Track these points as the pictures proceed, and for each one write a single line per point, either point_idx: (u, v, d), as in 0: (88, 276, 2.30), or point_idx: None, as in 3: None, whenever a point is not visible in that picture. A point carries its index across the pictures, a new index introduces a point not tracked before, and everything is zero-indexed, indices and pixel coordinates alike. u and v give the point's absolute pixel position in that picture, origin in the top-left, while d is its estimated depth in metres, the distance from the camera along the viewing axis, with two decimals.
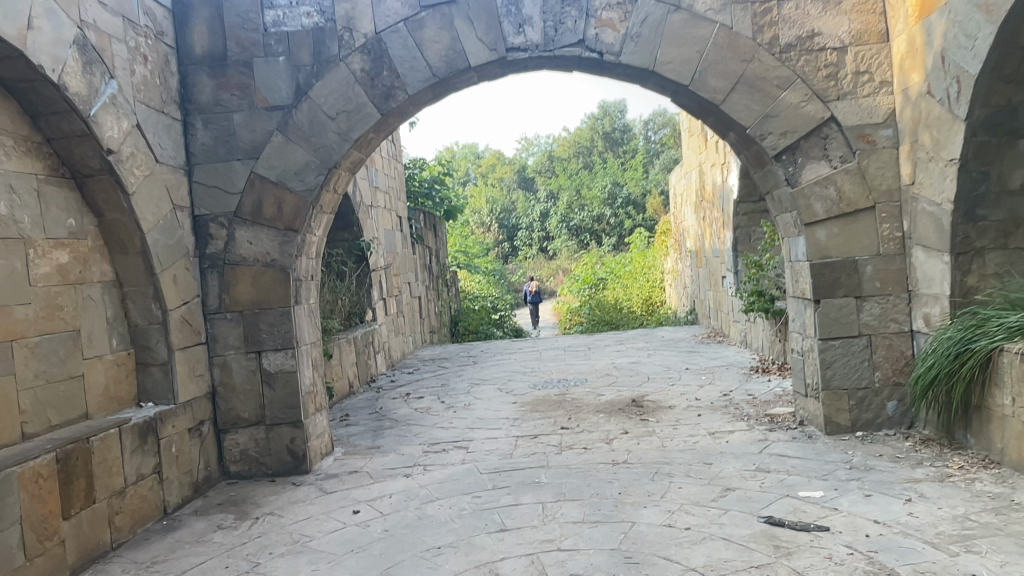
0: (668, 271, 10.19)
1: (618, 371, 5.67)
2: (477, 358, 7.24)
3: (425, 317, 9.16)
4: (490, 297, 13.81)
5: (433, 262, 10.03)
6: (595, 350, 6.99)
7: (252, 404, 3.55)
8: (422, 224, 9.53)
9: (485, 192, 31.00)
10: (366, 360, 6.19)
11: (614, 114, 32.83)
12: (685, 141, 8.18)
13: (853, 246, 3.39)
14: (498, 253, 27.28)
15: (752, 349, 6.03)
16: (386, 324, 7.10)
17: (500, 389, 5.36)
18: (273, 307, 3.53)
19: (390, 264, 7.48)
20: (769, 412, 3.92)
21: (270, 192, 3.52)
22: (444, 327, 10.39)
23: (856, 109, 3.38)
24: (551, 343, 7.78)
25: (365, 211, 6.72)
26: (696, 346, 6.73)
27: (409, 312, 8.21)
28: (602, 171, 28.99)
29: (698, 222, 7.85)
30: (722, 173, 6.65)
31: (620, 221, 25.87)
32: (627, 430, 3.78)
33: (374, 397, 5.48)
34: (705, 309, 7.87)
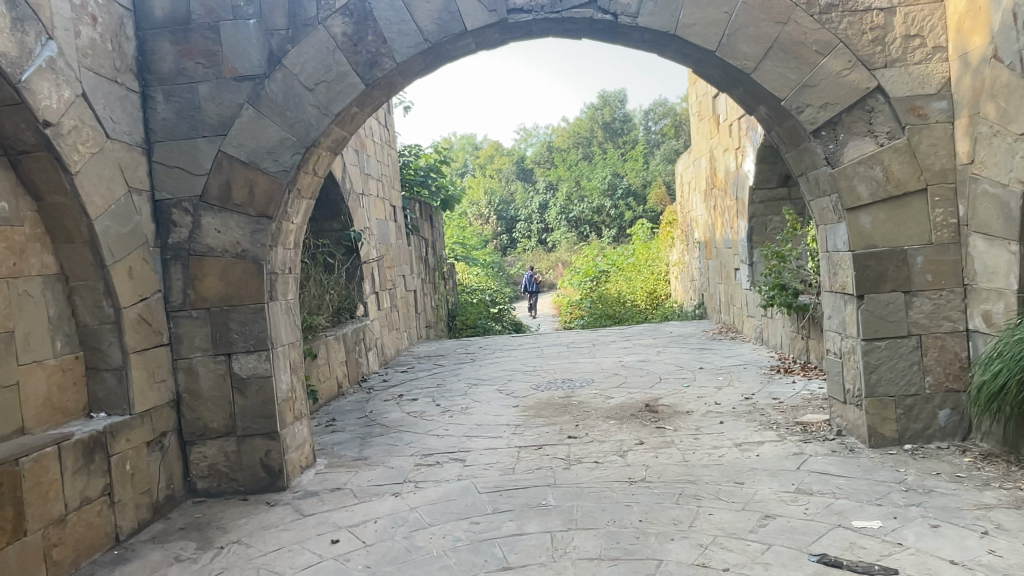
0: (674, 263, 9.80)
1: (627, 371, 5.27)
2: (475, 355, 6.84)
3: (421, 312, 8.76)
4: (488, 290, 13.40)
5: (429, 254, 9.62)
6: (601, 347, 6.58)
7: (221, 413, 3.15)
8: (417, 214, 9.11)
9: (483, 184, 30.54)
10: (356, 358, 5.78)
11: (614, 104, 32.37)
12: (694, 126, 7.77)
13: (901, 234, 2.99)
14: (496, 245, 26.85)
15: (769, 347, 5.63)
16: (379, 319, 6.70)
17: (500, 390, 4.95)
18: (244, 304, 3.12)
19: (383, 255, 7.06)
20: (800, 419, 3.52)
21: (240, 174, 3.10)
22: (441, 321, 9.98)
23: (906, 78, 2.97)
24: (553, 339, 7.38)
25: (356, 199, 6.30)
26: (708, 343, 6.33)
27: (403, 306, 7.80)
28: (602, 162, 28.56)
29: (708, 211, 7.46)
30: (736, 159, 6.25)
31: (621, 213, 25.46)
32: (643, 440, 3.38)
33: (364, 400, 5.07)
34: (715, 304, 7.48)
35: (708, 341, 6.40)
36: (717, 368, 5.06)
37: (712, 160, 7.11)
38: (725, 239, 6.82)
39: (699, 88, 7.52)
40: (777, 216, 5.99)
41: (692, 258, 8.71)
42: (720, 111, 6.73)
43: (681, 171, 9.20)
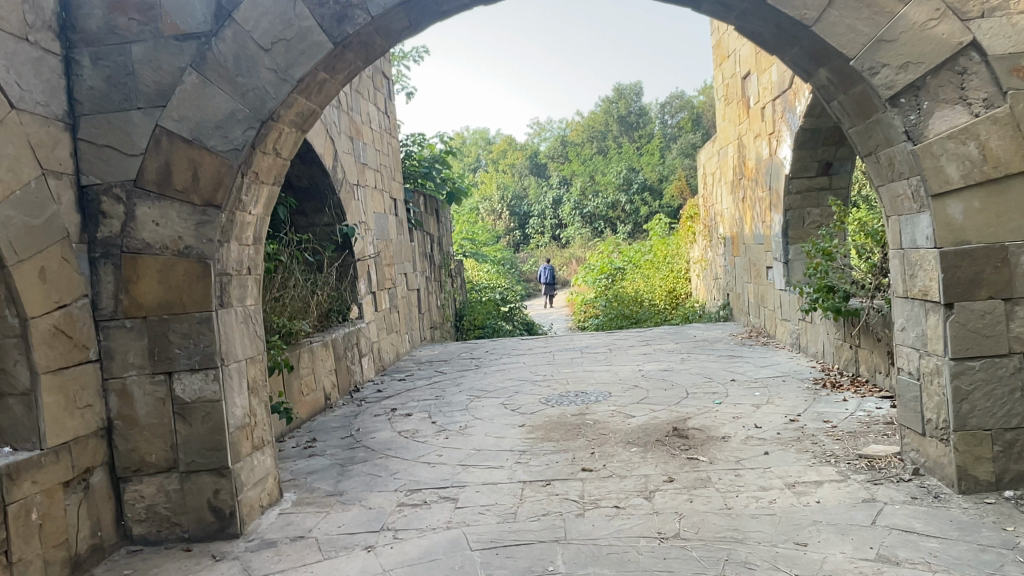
0: (695, 260, 9.17)
1: (650, 382, 4.67)
2: (481, 360, 6.27)
3: (425, 312, 8.20)
4: (499, 288, 12.82)
5: (435, 250, 9.07)
6: (619, 353, 5.99)
7: (162, 444, 2.60)
8: (421, 208, 8.54)
9: (496, 179, 29.96)
10: (348, 366, 5.23)
11: (630, 97, 31.63)
12: (719, 110, 7.16)
13: (1001, 226, 2.38)
14: (509, 242, 26.26)
15: (809, 355, 5.01)
16: (375, 322, 6.15)
17: (505, 405, 4.38)
18: (188, 312, 2.57)
19: (381, 252, 6.51)
20: (863, 450, 2.92)
21: (182, 153, 2.55)
22: (448, 322, 9.42)
23: (1009, 30, 2.32)
24: (566, 342, 6.79)
25: (350, 191, 5.74)
26: (737, 349, 5.72)
27: (405, 306, 7.25)
28: (617, 156, 27.86)
29: (735, 204, 6.84)
30: (769, 144, 5.63)
31: (636, 208, 24.78)
32: (673, 477, 2.79)
33: (353, 414, 4.52)
34: (743, 305, 6.86)
35: (738, 347, 5.78)
36: (751, 381, 4.45)
37: (740, 146, 6.49)
38: (756, 233, 6.21)
39: (725, 68, 6.89)
40: (817, 208, 5.38)
41: (716, 255, 8.09)
42: (750, 93, 6.11)
43: (704, 160, 8.57)
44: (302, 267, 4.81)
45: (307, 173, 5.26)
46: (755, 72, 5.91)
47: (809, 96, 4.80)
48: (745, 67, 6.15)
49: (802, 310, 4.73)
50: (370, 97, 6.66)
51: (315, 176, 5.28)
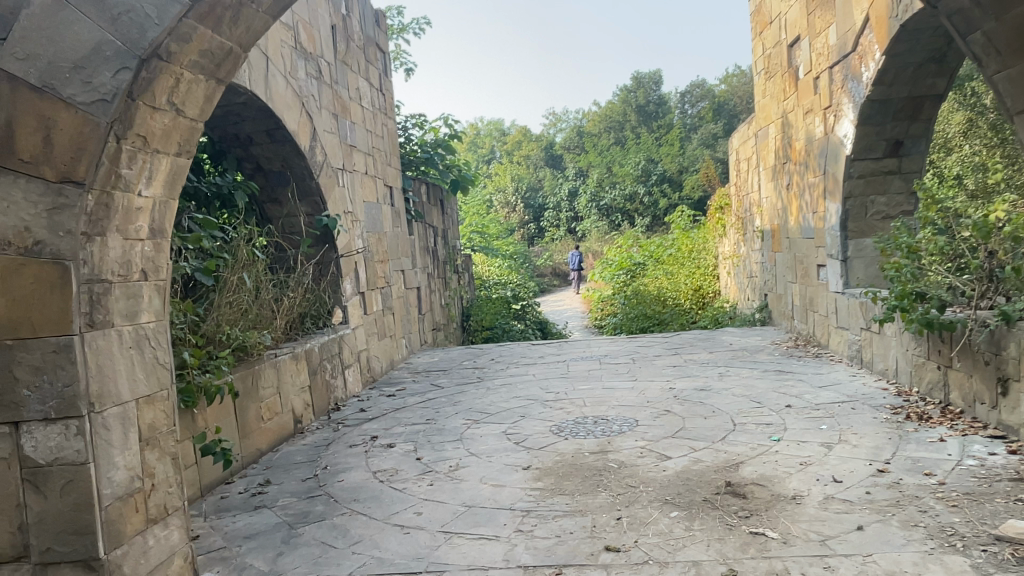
0: (726, 255, 8.32)
1: (687, 405, 3.84)
2: (484, 371, 5.47)
3: (426, 313, 7.42)
4: (510, 285, 12.01)
5: (439, 244, 8.28)
6: (644, 364, 5.16)
7: (6, 525, 1.81)
8: (423, 198, 7.75)
9: (510, 171, 29.13)
10: (326, 380, 4.46)
11: (649, 86, 30.60)
12: (758, 87, 6.28)
13: None
14: (523, 235, 25.42)
15: (875, 372, 4.16)
16: (364, 327, 5.37)
17: (506, 435, 3.58)
18: (40, 337, 1.77)
19: (373, 247, 5.72)
20: (1000, 530, 2.08)
21: (28, 105, 1.70)
22: (453, 322, 8.63)
23: None
24: (583, 350, 5.98)
25: (333, 176, 4.95)
26: (784, 361, 4.87)
27: (402, 307, 6.46)
28: (636, 147, 26.90)
29: (776, 192, 5.98)
30: (824, 121, 4.77)
31: (655, 200, 23.83)
32: (735, 570, 1.97)
33: (324, 444, 3.74)
34: (786, 308, 6.00)
35: (784, 359, 4.92)
36: (811, 407, 3.62)
37: (785, 126, 5.62)
38: (803, 226, 5.36)
39: (766, 37, 6.00)
40: (882, 196, 4.53)
41: (751, 250, 7.23)
42: (798, 62, 5.22)
43: (738, 145, 7.68)
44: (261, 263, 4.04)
45: (279, 154, 4.47)
46: (806, 36, 5.02)
47: (878, 58, 3.92)
48: (792, 32, 5.26)
49: (874, 319, 3.88)
50: (361, 71, 5.86)
51: (287, 157, 4.49)
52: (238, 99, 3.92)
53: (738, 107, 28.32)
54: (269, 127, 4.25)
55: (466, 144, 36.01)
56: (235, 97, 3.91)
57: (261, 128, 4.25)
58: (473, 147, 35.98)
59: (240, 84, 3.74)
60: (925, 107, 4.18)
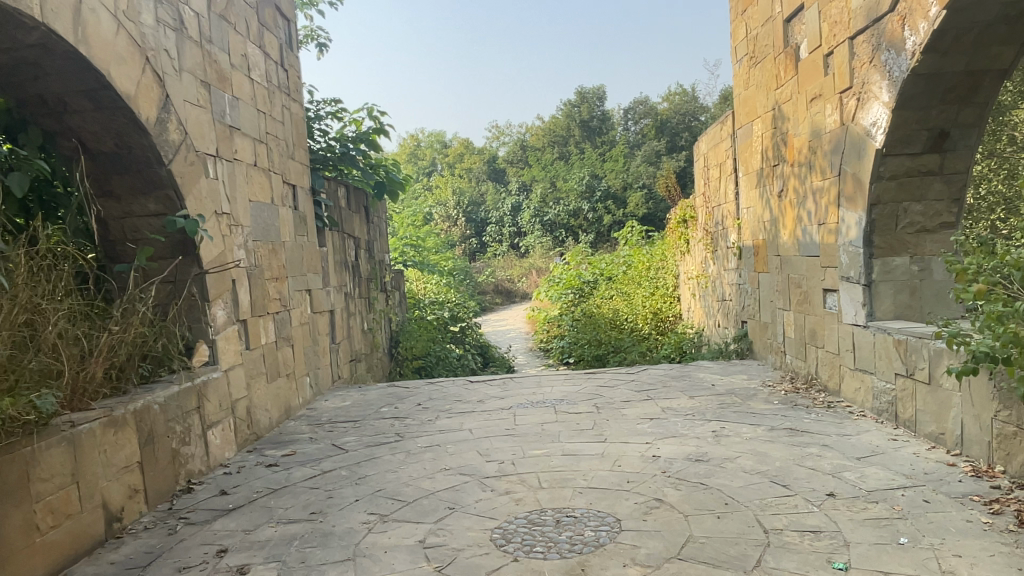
0: (692, 275, 7.27)
1: (684, 490, 2.69)
2: (406, 423, 4.20)
3: (341, 341, 6.10)
4: (447, 305, 10.76)
5: (360, 259, 6.97)
6: (612, 414, 4.01)
7: None
8: (340, 202, 6.45)
9: (451, 183, 27.97)
10: (170, 449, 3.12)
11: (593, 101, 29.94)
12: (739, 76, 5.28)
13: None
14: (464, 250, 24.23)
15: (928, 437, 3.11)
16: (245, 366, 4.04)
17: (421, 550, 2.34)
18: None
19: (262, 260, 4.40)
20: None
21: None
22: (378, 350, 7.32)
23: None
24: (532, 392, 4.78)
25: (200, 163, 3.65)
26: (791, 413, 3.79)
27: (306, 336, 5.14)
28: (579, 162, 26.09)
29: (762, 201, 4.98)
30: (840, 107, 3.77)
31: (599, 217, 23.02)
32: None
33: (140, 566, 2.41)
34: (774, 340, 4.96)
35: (788, 409, 3.86)
36: (864, 499, 2.51)
37: (777, 119, 4.62)
38: (801, 242, 4.35)
39: (751, 15, 5.02)
40: (917, 203, 3.54)
41: (723, 270, 6.21)
42: (800, 38, 4.22)
43: (706, 149, 6.69)
44: (49, 282, 2.68)
45: (109, 128, 3.15)
46: (812, 4, 4.03)
47: (933, 15, 2.91)
48: (792, 2, 4.27)
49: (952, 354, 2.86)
50: (252, 36, 4.57)
51: (123, 132, 3.18)
52: (28, 41, 2.60)
53: (682, 125, 27.92)
54: (88, 87, 2.93)
55: (406, 155, 34.68)
56: (19, 35, 2.58)
57: (75, 87, 2.93)
58: (413, 159, 34.69)
59: (23, 12, 2.40)
60: (983, 86, 3.21)
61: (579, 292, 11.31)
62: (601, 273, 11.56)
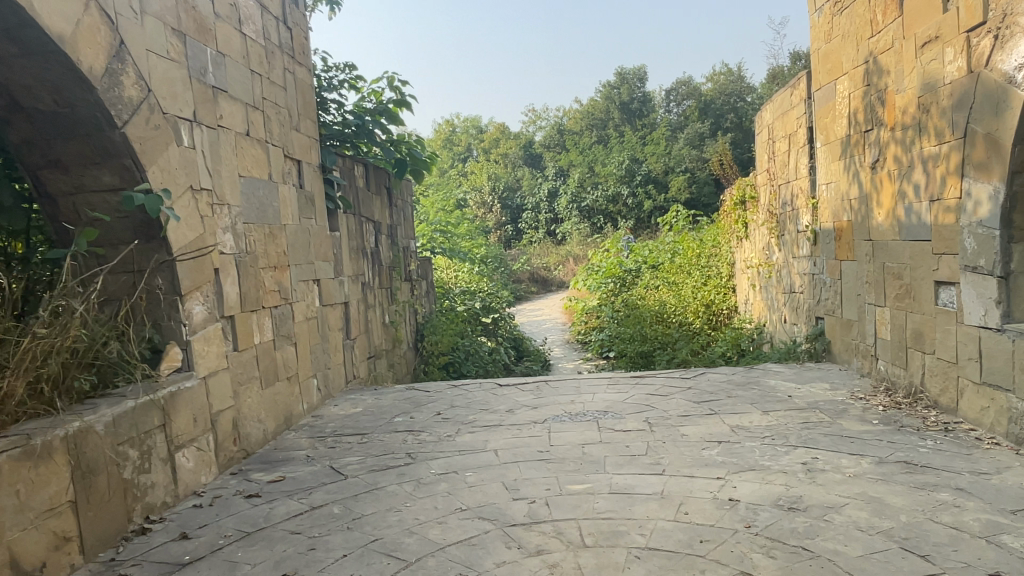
0: (752, 263, 6.45)
1: (782, 560, 1.96)
2: (422, 439, 3.54)
3: (357, 337, 5.46)
4: (479, 295, 10.10)
5: (381, 245, 6.33)
6: (669, 433, 3.28)
7: None
8: (358, 182, 5.81)
9: (486, 168, 27.27)
10: (119, 480, 2.51)
11: (633, 83, 28.88)
12: (818, 28, 4.46)
13: None
14: (500, 237, 23.55)
15: None
16: (232, 371, 3.42)
17: None
18: None
19: (256, 245, 3.77)
20: None
21: None
22: (401, 346, 6.69)
23: None
24: (571, 401, 4.07)
25: (170, 129, 3.01)
26: (898, 437, 3.01)
27: (315, 333, 4.51)
28: (619, 145, 25.14)
29: (849, 175, 4.17)
30: (966, 51, 2.96)
31: (640, 203, 22.11)
32: None
33: None
34: (862, 341, 4.15)
35: (893, 433, 3.07)
36: None
37: (871, 75, 3.81)
38: (903, 223, 3.56)
39: None
40: None
41: (792, 258, 5.41)
42: None
43: (770, 119, 5.86)
44: None
45: (43, 80, 2.52)
46: None
47: None
48: None
49: None
50: None
51: (62, 85, 2.54)
52: None
53: (726, 106, 26.69)
54: (4, 23, 2.28)
55: (441, 141, 34.09)
56: None
57: None
58: (448, 145, 34.10)
59: None
60: None
61: (620, 280, 10.65)
62: (643, 261, 10.79)
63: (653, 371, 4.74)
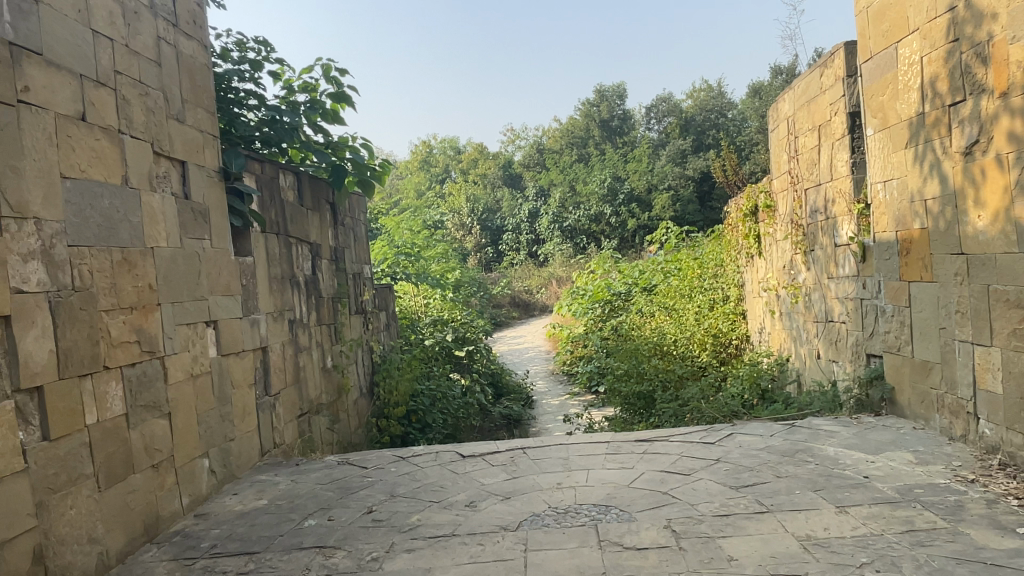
0: (768, 286, 5.34)
1: None
2: (336, 564, 2.35)
3: (285, 390, 4.27)
4: (450, 325, 8.92)
5: (320, 272, 5.15)
6: (710, 555, 2.12)
7: None
8: (286, 194, 4.64)
9: (465, 189, 26.15)
10: None
11: (613, 100, 28.14)
12: None
13: None
14: (480, 259, 22.32)
15: None
16: (39, 471, 2.22)
17: None
18: None
19: (95, 276, 2.59)
20: None
21: None
22: (350, 394, 5.50)
23: None
24: (557, 486, 2.89)
25: None
26: None
27: (208, 394, 3.31)
28: (601, 163, 24.25)
29: (927, 167, 3.09)
30: None
31: (624, 222, 21.19)
32: None
33: None
34: (950, 392, 3.04)
35: None
36: None
37: (962, 25, 2.75)
38: None
39: None
40: None
41: (828, 278, 4.31)
42: None
43: (789, 111, 4.80)
44: None
45: None
46: None
47: None
48: None
49: None
50: None
51: None
52: None
53: (708, 123, 26.05)
54: None
55: (418, 162, 32.98)
56: None
57: None
58: (425, 167, 33.01)
59: None
60: None
61: (608, 305, 9.62)
62: (633, 283, 9.72)
63: (661, 433, 3.55)
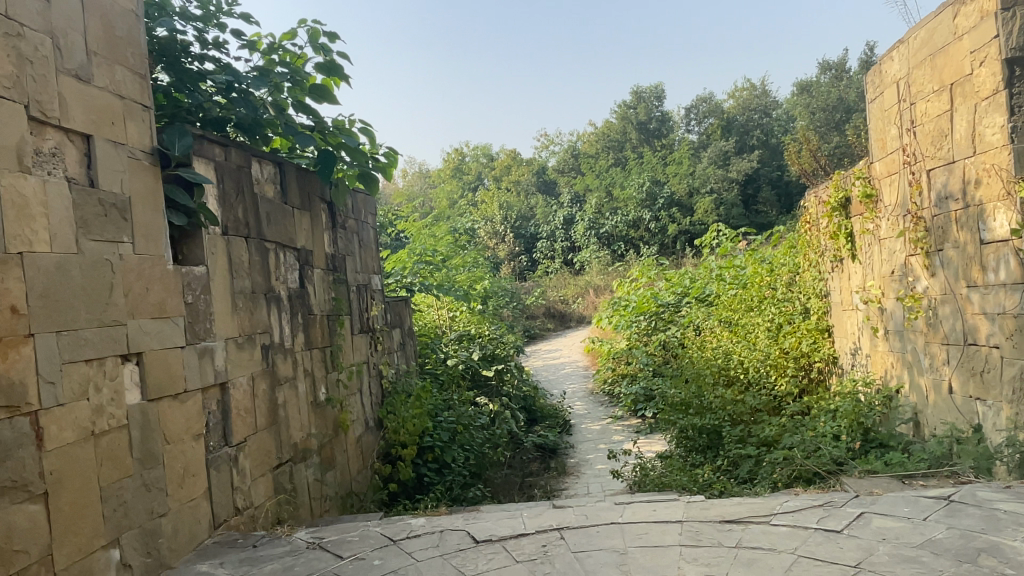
0: (868, 297, 4.25)
1: None
2: None
3: (257, 436, 3.34)
4: (477, 342, 7.98)
5: (314, 284, 4.23)
6: None
7: None
8: (263, 187, 3.73)
9: (497, 196, 25.22)
10: None
11: (651, 101, 27.02)
12: None
13: None
14: (513, 268, 21.38)
15: None
16: None
17: None
18: None
19: None
20: None
21: None
22: (351, 432, 4.56)
23: None
24: None
25: None
26: None
27: (122, 457, 2.39)
28: (639, 166, 23.14)
29: None
30: None
31: (664, 227, 20.04)
32: None
33: None
34: None
35: None
36: None
37: None
38: None
39: None
40: None
41: (968, 288, 3.22)
42: None
43: (899, 72, 3.73)
44: None
45: None
46: None
47: None
48: None
49: None
50: None
51: None
52: None
53: (751, 122, 24.76)
54: None
55: (450, 170, 32.13)
56: None
57: None
58: (458, 174, 32.26)
59: None
60: None
61: (654, 317, 8.59)
62: (683, 292, 8.65)
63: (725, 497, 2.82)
